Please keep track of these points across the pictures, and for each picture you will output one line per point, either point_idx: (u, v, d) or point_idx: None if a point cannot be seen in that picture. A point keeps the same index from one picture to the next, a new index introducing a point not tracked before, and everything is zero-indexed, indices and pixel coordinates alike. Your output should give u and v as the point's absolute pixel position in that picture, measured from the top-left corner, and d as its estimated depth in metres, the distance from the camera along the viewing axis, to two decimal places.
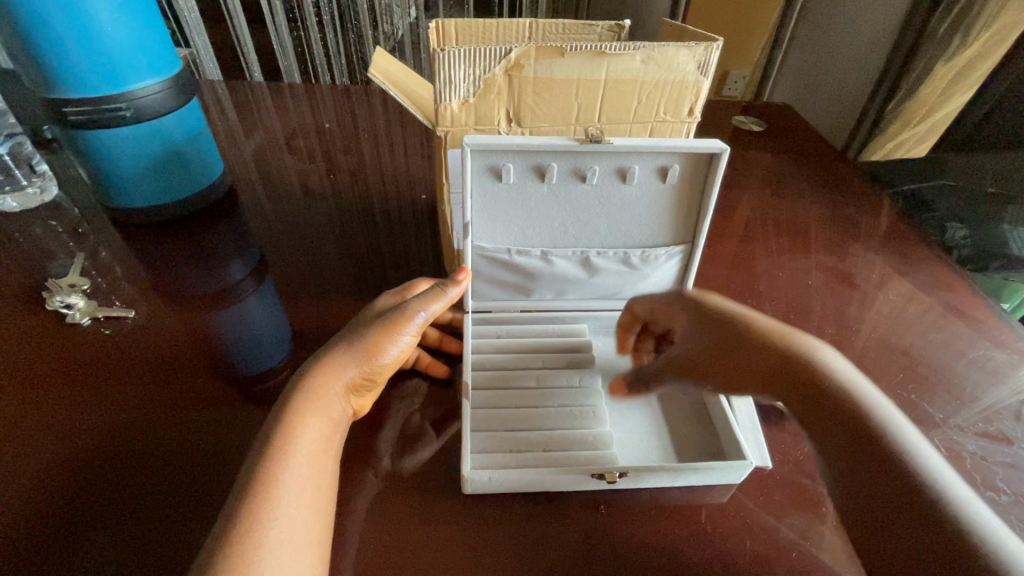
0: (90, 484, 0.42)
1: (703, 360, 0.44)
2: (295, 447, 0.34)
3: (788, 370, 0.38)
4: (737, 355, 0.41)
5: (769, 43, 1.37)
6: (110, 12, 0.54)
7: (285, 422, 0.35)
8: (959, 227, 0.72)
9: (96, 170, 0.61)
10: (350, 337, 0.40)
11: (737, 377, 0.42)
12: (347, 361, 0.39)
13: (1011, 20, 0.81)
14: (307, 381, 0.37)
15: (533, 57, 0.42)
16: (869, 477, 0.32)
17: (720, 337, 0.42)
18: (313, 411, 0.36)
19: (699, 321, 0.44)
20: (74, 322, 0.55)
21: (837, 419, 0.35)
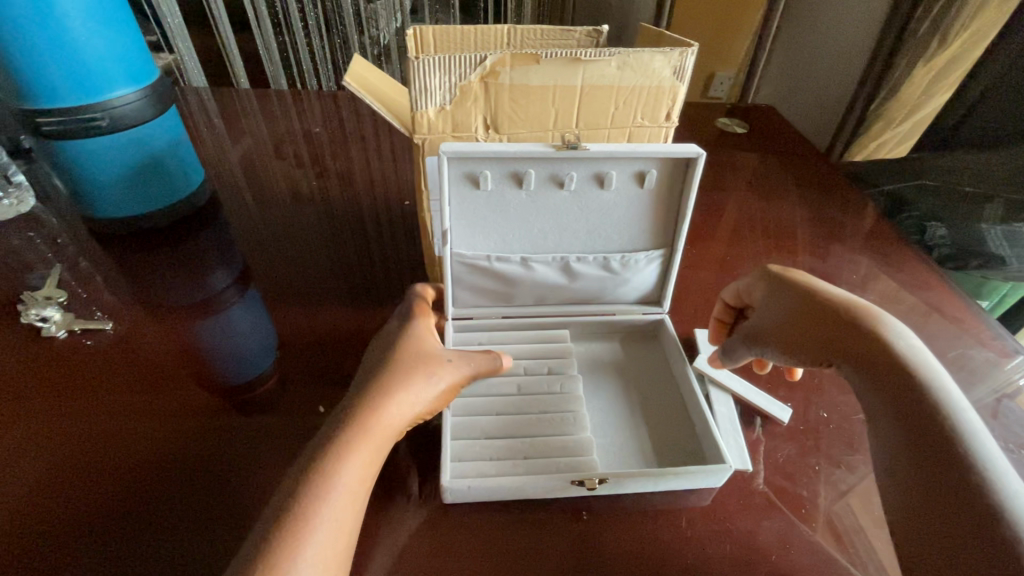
0: (76, 501, 0.41)
1: (780, 324, 0.43)
2: (348, 486, 0.33)
3: (852, 349, 0.39)
4: (813, 319, 0.42)
5: (753, 45, 1.38)
6: (83, 20, 0.53)
7: (341, 460, 0.34)
8: (939, 227, 0.73)
9: (74, 181, 0.60)
10: (411, 378, 0.39)
11: (806, 343, 0.42)
12: (406, 407, 0.38)
13: (987, 21, 0.82)
14: (367, 422, 0.36)
15: (508, 64, 0.42)
16: (919, 459, 0.32)
17: (800, 303, 0.43)
18: (367, 453, 0.35)
19: (773, 292, 0.45)
20: (49, 335, 0.54)
21: (900, 397, 0.35)
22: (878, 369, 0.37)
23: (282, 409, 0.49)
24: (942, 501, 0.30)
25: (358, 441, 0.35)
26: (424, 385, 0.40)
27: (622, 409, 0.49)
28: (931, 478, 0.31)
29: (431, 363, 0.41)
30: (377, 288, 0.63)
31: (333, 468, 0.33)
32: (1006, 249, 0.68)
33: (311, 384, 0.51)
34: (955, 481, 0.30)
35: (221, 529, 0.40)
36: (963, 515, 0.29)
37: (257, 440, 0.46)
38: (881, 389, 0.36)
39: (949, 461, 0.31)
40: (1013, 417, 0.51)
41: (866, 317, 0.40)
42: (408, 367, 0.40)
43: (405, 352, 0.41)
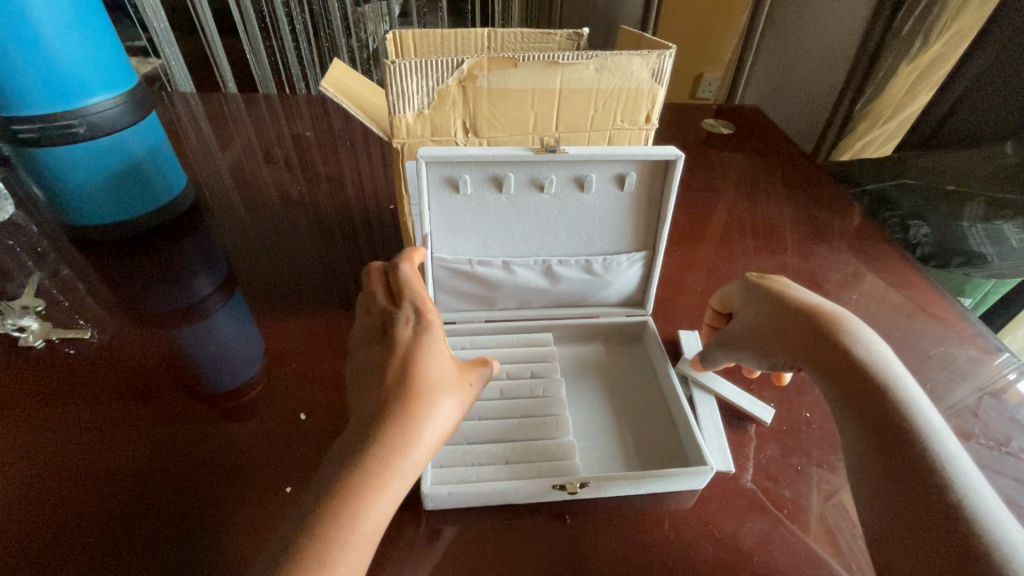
0: (60, 514, 0.41)
1: (749, 332, 0.45)
2: (371, 538, 0.30)
3: (818, 353, 0.39)
4: (779, 329, 0.42)
5: (739, 46, 1.39)
6: (58, 27, 0.53)
7: (364, 511, 0.30)
8: (922, 225, 0.74)
9: (52, 188, 0.60)
10: (439, 410, 0.34)
11: (774, 352, 0.43)
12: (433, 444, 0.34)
13: (969, 21, 0.83)
14: (394, 466, 0.31)
15: (485, 68, 0.43)
16: (886, 460, 0.32)
17: (767, 314, 0.43)
18: (392, 501, 0.31)
19: (750, 300, 0.46)
20: (26, 345, 0.53)
21: (866, 399, 0.35)
22: (840, 373, 0.37)
23: (264, 415, 0.48)
24: (910, 503, 0.30)
25: (384, 489, 0.31)
26: (450, 418, 0.35)
27: (605, 412, 0.49)
28: (900, 480, 0.31)
29: (458, 389, 0.35)
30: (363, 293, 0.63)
31: (355, 522, 0.29)
32: (987, 247, 0.69)
33: (293, 390, 0.51)
34: (925, 483, 0.30)
35: (199, 540, 0.40)
36: (931, 517, 0.29)
37: (238, 448, 0.46)
38: (846, 392, 0.36)
39: (917, 463, 0.31)
40: (995, 415, 0.51)
41: (835, 322, 0.40)
42: (436, 397, 0.34)
43: (432, 372, 0.35)
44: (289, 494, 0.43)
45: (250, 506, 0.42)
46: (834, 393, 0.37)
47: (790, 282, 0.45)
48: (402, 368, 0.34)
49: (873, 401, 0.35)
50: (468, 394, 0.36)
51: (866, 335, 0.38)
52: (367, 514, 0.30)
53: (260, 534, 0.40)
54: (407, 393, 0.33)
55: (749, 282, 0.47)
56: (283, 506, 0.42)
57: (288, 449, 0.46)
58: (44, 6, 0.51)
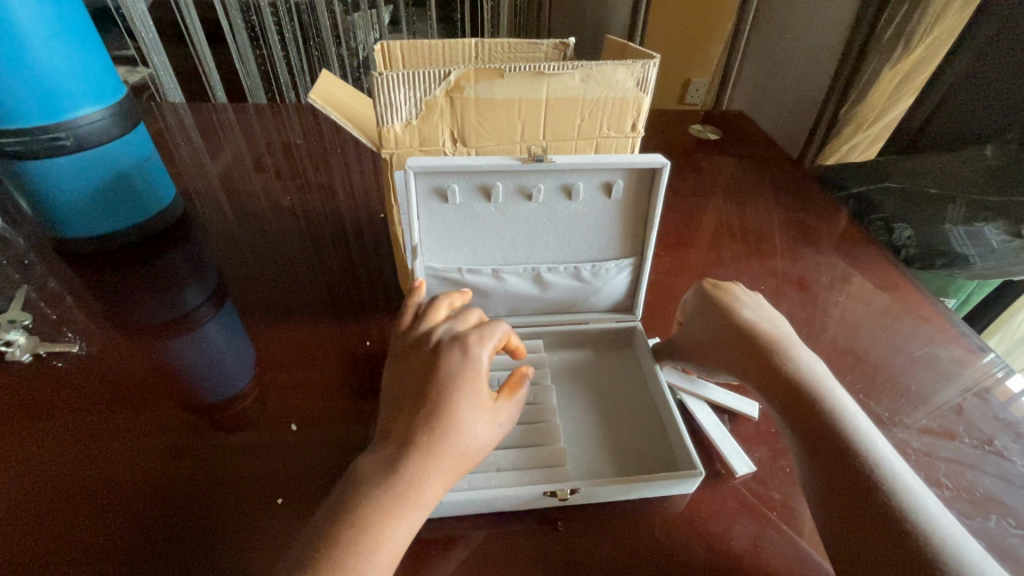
0: (57, 532, 0.40)
1: (698, 343, 0.47)
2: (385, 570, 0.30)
3: (758, 369, 0.42)
4: (727, 347, 0.45)
5: (725, 52, 1.41)
6: (44, 40, 0.53)
7: (381, 544, 0.30)
8: (906, 227, 0.75)
9: (40, 201, 0.60)
10: (462, 445, 0.33)
11: (719, 366, 0.46)
12: (452, 478, 0.33)
13: (950, 25, 0.85)
14: (410, 499, 0.31)
15: (472, 79, 0.43)
16: (834, 471, 0.35)
17: (716, 331, 0.46)
18: (407, 532, 0.31)
19: (700, 315, 0.48)
20: (14, 359, 0.53)
21: (808, 413, 0.38)
22: (777, 389, 0.40)
23: (256, 426, 0.48)
24: (860, 511, 0.33)
25: (400, 521, 0.31)
26: (473, 452, 0.34)
27: (596, 417, 0.49)
28: (849, 489, 0.34)
29: (486, 426, 0.34)
30: (355, 301, 0.63)
31: (370, 556, 0.29)
32: (970, 248, 0.70)
33: (285, 400, 0.50)
34: (871, 490, 0.33)
35: (195, 558, 0.39)
36: (880, 522, 0.32)
37: (230, 460, 0.45)
38: (790, 408, 0.39)
39: (862, 471, 0.34)
40: (980, 414, 0.52)
41: (778, 344, 0.43)
42: (460, 432, 0.33)
43: (462, 405, 0.34)
44: (281, 505, 0.42)
45: (242, 519, 0.41)
46: (778, 408, 0.40)
47: (739, 294, 0.48)
48: (434, 399, 0.33)
49: (814, 417, 0.38)
50: (498, 428, 0.35)
51: (803, 357, 0.42)
52: (383, 546, 0.30)
53: (254, 549, 0.40)
54: (433, 426, 0.33)
55: (701, 294, 0.49)
56: (274, 518, 0.42)
57: (280, 461, 0.45)
58: (28, 20, 0.51)
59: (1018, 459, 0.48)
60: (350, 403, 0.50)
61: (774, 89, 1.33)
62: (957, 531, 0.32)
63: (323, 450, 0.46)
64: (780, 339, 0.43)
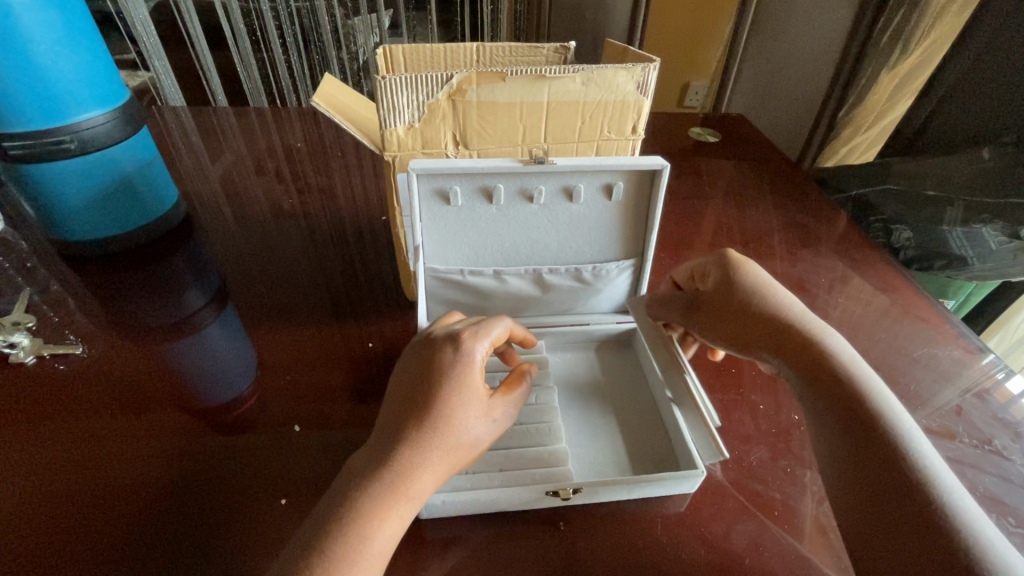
0: (57, 532, 0.41)
1: (729, 318, 0.45)
2: (374, 566, 0.30)
3: (798, 356, 0.41)
4: (759, 323, 0.43)
5: (724, 55, 1.42)
6: (50, 44, 0.53)
7: (372, 539, 0.30)
8: (904, 229, 0.76)
9: (43, 205, 0.60)
10: (454, 440, 0.33)
11: (745, 340, 0.44)
12: (444, 475, 0.34)
13: (948, 26, 0.85)
14: (400, 494, 0.31)
15: (474, 82, 0.44)
16: (866, 466, 0.34)
17: (746, 305, 0.44)
18: (397, 527, 0.31)
19: (725, 286, 0.45)
20: (17, 362, 0.53)
21: (845, 406, 0.37)
22: (822, 379, 0.39)
23: (258, 428, 0.48)
24: (894, 507, 0.32)
25: (390, 516, 0.31)
26: (466, 449, 0.34)
27: (597, 418, 0.50)
28: (882, 484, 0.33)
29: (479, 422, 0.35)
30: (357, 303, 0.63)
31: (361, 550, 0.29)
32: (968, 250, 0.70)
33: (287, 402, 0.51)
34: (905, 486, 0.32)
35: (194, 559, 0.39)
36: (914, 519, 0.31)
37: (232, 462, 0.46)
38: (826, 397, 0.38)
39: (897, 467, 0.33)
40: (979, 414, 0.52)
41: (813, 331, 0.42)
42: (453, 427, 0.33)
43: (455, 399, 0.34)
44: (285, 506, 0.43)
45: (247, 520, 0.42)
46: (813, 396, 0.39)
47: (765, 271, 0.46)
48: (430, 390, 0.34)
49: (854, 412, 0.36)
50: (495, 427, 0.36)
51: (839, 344, 0.41)
52: (372, 540, 0.30)
53: (256, 550, 0.40)
54: (427, 418, 0.33)
55: (726, 263, 0.46)
56: (279, 519, 0.42)
57: (284, 462, 0.46)
58: (33, 24, 0.52)
59: (1017, 459, 0.48)
60: (352, 404, 0.51)
61: (772, 92, 1.34)
62: (993, 531, 0.30)
63: (327, 451, 0.47)
64: (814, 325, 0.42)
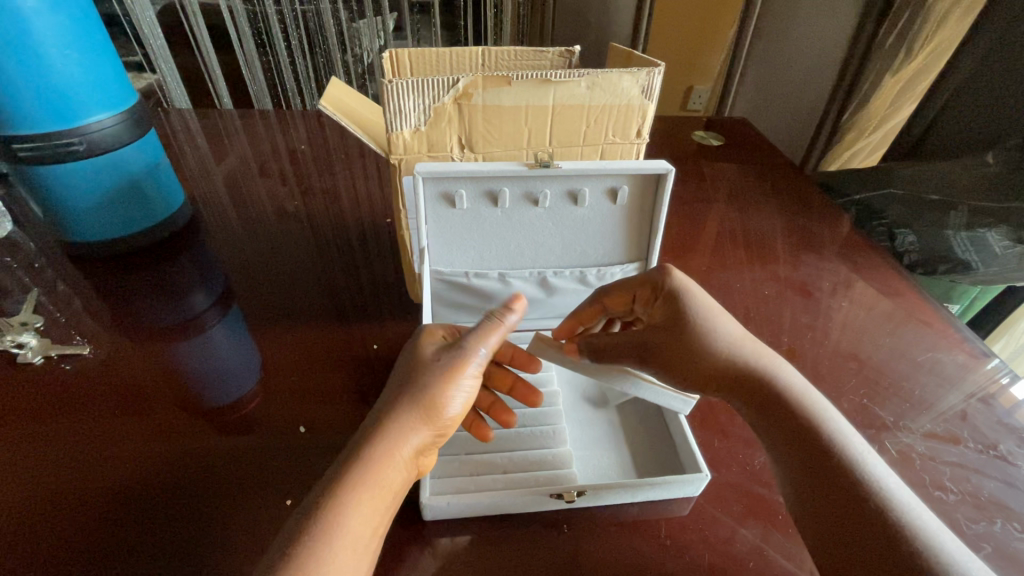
0: (54, 526, 0.41)
1: (682, 361, 0.43)
2: (350, 537, 0.30)
3: (761, 398, 0.41)
4: (714, 366, 0.42)
5: (727, 58, 1.42)
6: (60, 48, 0.54)
7: (343, 501, 0.31)
8: (908, 233, 0.75)
9: (51, 206, 0.60)
10: (414, 394, 0.35)
11: (705, 381, 0.43)
12: (413, 430, 0.35)
13: (951, 32, 0.86)
14: (360, 454, 0.33)
15: (480, 86, 0.44)
16: (828, 487, 0.35)
17: (703, 345, 0.42)
18: (372, 492, 0.32)
19: (677, 326, 0.43)
20: (25, 361, 0.53)
21: (802, 431, 0.38)
22: (778, 413, 0.40)
23: (262, 429, 0.49)
24: (857, 527, 0.33)
25: (361, 480, 0.32)
26: (429, 398, 0.35)
27: (602, 422, 0.50)
28: (841, 504, 0.34)
29: (436, 369, 0.36)
30: (360, 305, 0.63)
31: (336, 516, 0.31)
32: (972, 254, 0.69)
33: (291, 404, 0.51)
34: (866, 504, 0.33)
35: (188, 557, 0.39)
36: (873, 538, 0.32)
37: (233, 463, 0.46)
38: (781, 428, 0.39)
39: (857, 487, 0.34)
40: (983, 419, 0.52)
41: (757, 360, 0.42)
42: (411, 383, 0.36)
43: (401, 370, 0.37)
44: (289, 506, 0.43)
45: (250, 519, 0.42)
46: (769, 427, 0.40)
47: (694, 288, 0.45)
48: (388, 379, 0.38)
49: (809, 436, 0.38)
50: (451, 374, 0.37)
51: (785, 369, 0.42)
52: (340, 509, 0.31)
53: (257, 550, 0.40)
54: (388, 393, 0.36)
55: (668, 296, 0.44)
56: (285, 520, 0.42)
57: (287, 463, 0.46)
58: (45, 29, 0.52)
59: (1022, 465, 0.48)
60: (357, 405, 0.51)
61: (776, 96, 1.34)
62: (951, 543, 0.32)
63: (332, 453, 0.47)
64: (759, 354, 0.42)
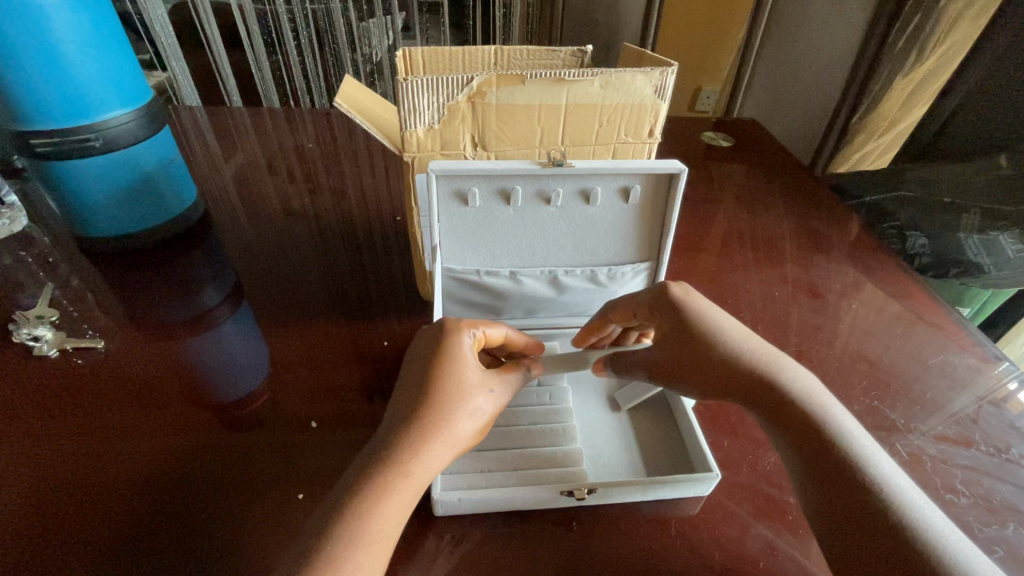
0: (74, 519, 0.41)
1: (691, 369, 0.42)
2: (381, 543, 0.31)
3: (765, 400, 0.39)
4: (725, 367, 0.41)
5: (736, 60, 1.42)
6: (78, 45, 0.54)
7: (376, 508, 0.31)
8: (919, 236, 0.74)
9: (65, 200, 0.61)
10: (457, 415, 0.36)
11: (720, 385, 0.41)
12: (447, 447, 0.35)
13: (964, 35, 0.86)
14: (404, 468, 0.33)
15: (494, 85, 0.44)
16: (837, 483, 0.34)
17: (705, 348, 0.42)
18: (402, 501, 0.32)
19: (683, 333, 0.43)
20: (41, 354, 0.54)
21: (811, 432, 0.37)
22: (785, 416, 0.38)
23: (272, 424, 0.49)
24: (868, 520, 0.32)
25: (396, 489, 0.32)
26: (468, 421, 0.36)
27: (612, 420, 0.50)
28: (846, 499, 0.34)
29: (477, 395, 0.37)
30: (369, 304, 0.63)
31: (370, 522, 0.31)
32: (984, 258, 0.68)
33: (303, 398, 0.51)
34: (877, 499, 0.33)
35: (202, 552, 0.40)
36: (887, 533, 0.31)
37: (245, 459, 0.46)
38: (785, 425, 0.38)
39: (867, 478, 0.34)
40: (995, 422, 0.52)
41: (769, 356, 0.41)
42: (451, 398, 0.36)
43: (447, 382, 0.37)
44: (301, 500, 0.43)
45: (262, 514, 0.42)
46: (775, 426, 0.39)
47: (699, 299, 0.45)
48: (425, 379, 0.37)
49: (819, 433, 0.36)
50: (490, 410, 0.38)
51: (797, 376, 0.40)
52: (377, 517, 0.31)
53: (266, 546, 0.40)
54: (429, 400, 0.36)
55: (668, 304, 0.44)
56: (296, 513, 0.42)
57: (299, 459, 0.46)
58: (64, 26, 0.53)
59: None
60: (368, 401, 0.51)
61: (787, 97, 1.33)
62: (966, 546, 0.31)
63: (342, 448, 0.47)
64: (771, 353, 0.41)
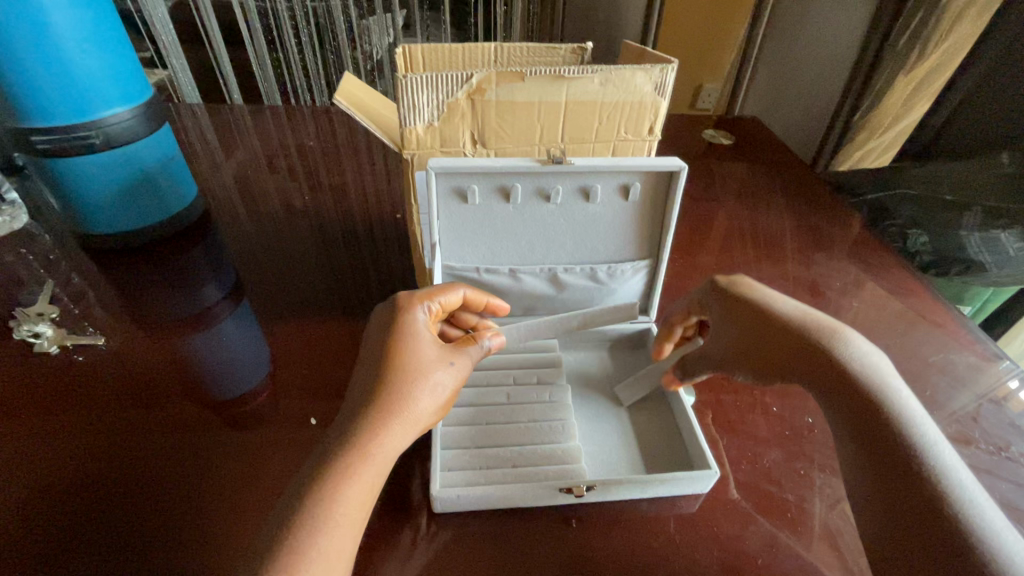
0: (66, 510, 0.42)
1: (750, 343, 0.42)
2: (345, 525, 0.31)
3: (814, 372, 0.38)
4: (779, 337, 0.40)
5: (737, 57, 1.41)
6: (77, 42, 0.54)
7: (338, 492, 0.31)
8: (920, 234, 0.75)
9: (66, 198, 0.61)
10: (413, 393, 0.36)
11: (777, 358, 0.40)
12: (407, 426, 0.35)
13: (964, 34, 0.84)
14: (364, 449, 0.33)
15: (494, 82, 0.44)
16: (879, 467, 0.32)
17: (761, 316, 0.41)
18: (367, 482, 0.33)
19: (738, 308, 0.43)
20: (42, 351, 0.54)
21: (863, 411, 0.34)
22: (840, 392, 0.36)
23: (271, 422, 0.49)
24: (895, 498, 0.31)
25: (358, 471, 0.32)
26: (425, 398, 0.36)
27: (610, 419, 0.50)
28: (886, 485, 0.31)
29: (434, 371, 0.37)
30: (369, 301, 0.63)
31: (332, 506, 0.31)
32: (985, 255, 0.68)
33: (302, 395, 0.51)
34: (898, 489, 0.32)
35: (193, 547, 0.40)
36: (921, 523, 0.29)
37: (241, 456, 0.46)
38: (834, 398, 0.36)
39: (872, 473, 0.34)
40: (995, 420, 0.52)
41: (827, 328, 0.39)
42: (408, 377, 0.36)
43: (402, 362, 0.37)
44: None
45: (260, 510, 0.42)
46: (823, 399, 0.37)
47: (757, 284, 0.44)
48: (381, 360, 0.37)
49: (866, 404, 0.34)
50: (449, 383, 0.38)
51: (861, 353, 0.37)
52: (340, 500, 0.31)
53: None
54: (384, 382, 0.36)
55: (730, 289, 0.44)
56: None
57: (297, 456, 0.46)
58: (64, 24, 0.53)
59: None
60: None
61: (789, 95, 1.33)
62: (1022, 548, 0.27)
63: None
64: (827, 325, 0.39)
